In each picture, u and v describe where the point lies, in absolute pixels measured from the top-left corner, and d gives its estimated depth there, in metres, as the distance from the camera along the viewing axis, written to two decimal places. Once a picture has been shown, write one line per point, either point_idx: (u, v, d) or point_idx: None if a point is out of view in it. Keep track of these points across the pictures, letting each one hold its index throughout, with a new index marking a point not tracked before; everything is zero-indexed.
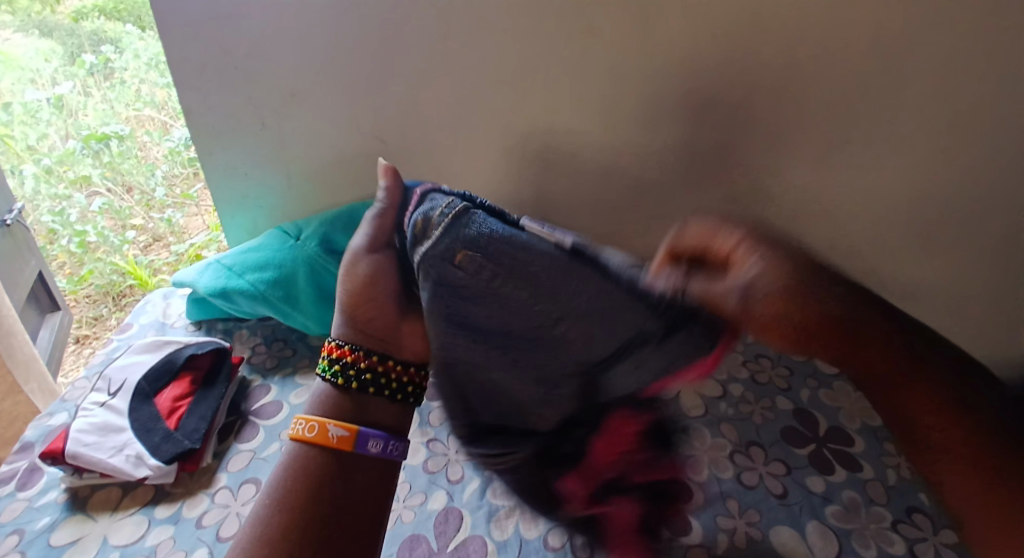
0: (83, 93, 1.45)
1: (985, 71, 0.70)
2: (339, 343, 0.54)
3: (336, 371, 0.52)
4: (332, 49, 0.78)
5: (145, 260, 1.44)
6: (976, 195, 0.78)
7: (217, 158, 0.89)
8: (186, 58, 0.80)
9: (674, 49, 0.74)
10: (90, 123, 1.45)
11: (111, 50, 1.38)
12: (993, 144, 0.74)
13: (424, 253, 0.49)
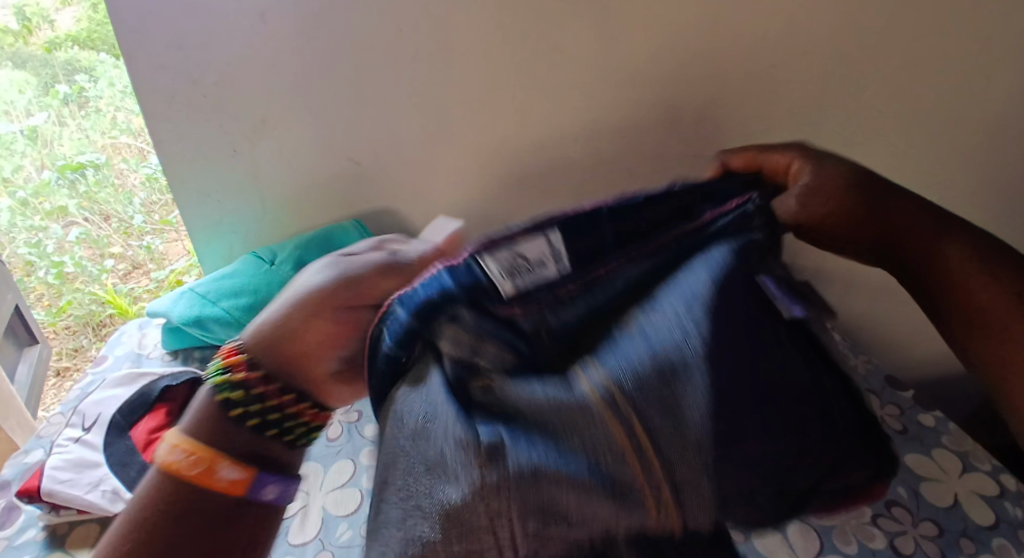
0: (58, 121, 1.45)
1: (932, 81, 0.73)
2: (237, 349, 0.42)
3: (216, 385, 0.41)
4: (299, 75, 0.79)
5: (125, 289, 1.42)
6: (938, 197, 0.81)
7: (189, 185, 0.88)
8: (154, 88, 0.80)
9: (637, 64, 0.75)
10: (67, 154, 1.43)
11: (85, 78, 1.42)
12: (948, 148, 0.77)
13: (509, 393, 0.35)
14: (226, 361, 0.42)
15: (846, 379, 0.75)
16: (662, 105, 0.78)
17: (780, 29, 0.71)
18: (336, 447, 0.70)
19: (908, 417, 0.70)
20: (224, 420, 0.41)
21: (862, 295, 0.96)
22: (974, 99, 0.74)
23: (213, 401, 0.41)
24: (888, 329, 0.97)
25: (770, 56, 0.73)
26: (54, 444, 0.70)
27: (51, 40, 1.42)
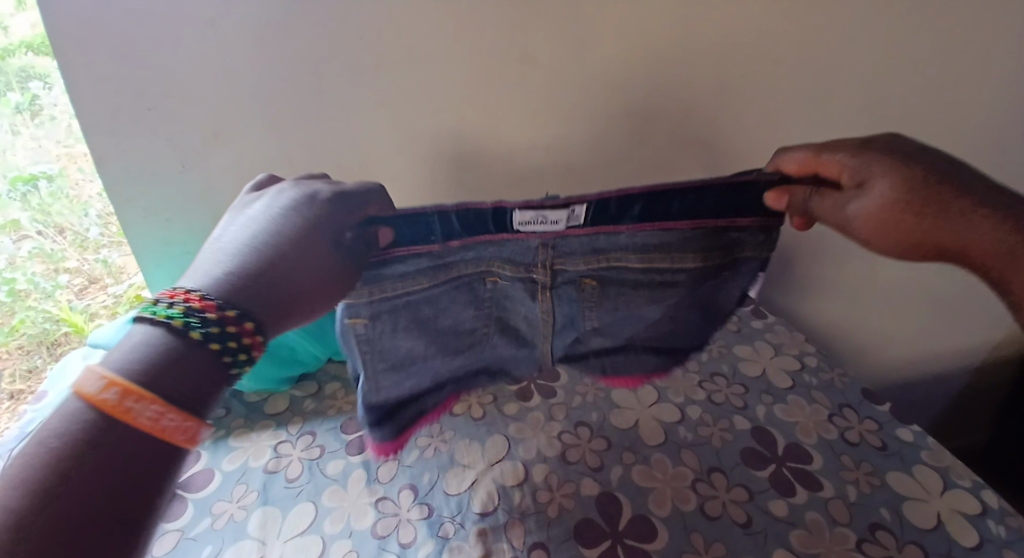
0: (11, 131, 1.06)
1: (878, 83, 0.79)
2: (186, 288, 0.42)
3: (169, 321, 0.41)
4: (253, 84, 0.74)
5: (82, 306, 1.13)
6: None
7: (135, 204, 0.82)
8: (93, 100, 0.73)
9: (606, 75, 0.76)
10: (23, 165, 1.08)
11: (40, 86, 1.00)
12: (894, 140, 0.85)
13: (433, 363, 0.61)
14: (184, 302, 0.41)
15: (823, 393, 0.74)
16: (628, 108, 0.79)
17: (737, 33, 0.74)
18: (295, 489, 0.64)
19: (887, 432, 0.69)
20: (176, 357, 0.40)
21: (834, 301, 0.98)
22: (910, 100, 0.80)
23: (155, 330, 0.41)
24: (881, 347, 1.05)
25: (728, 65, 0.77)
26: None
27: (1, 42, 0.97)
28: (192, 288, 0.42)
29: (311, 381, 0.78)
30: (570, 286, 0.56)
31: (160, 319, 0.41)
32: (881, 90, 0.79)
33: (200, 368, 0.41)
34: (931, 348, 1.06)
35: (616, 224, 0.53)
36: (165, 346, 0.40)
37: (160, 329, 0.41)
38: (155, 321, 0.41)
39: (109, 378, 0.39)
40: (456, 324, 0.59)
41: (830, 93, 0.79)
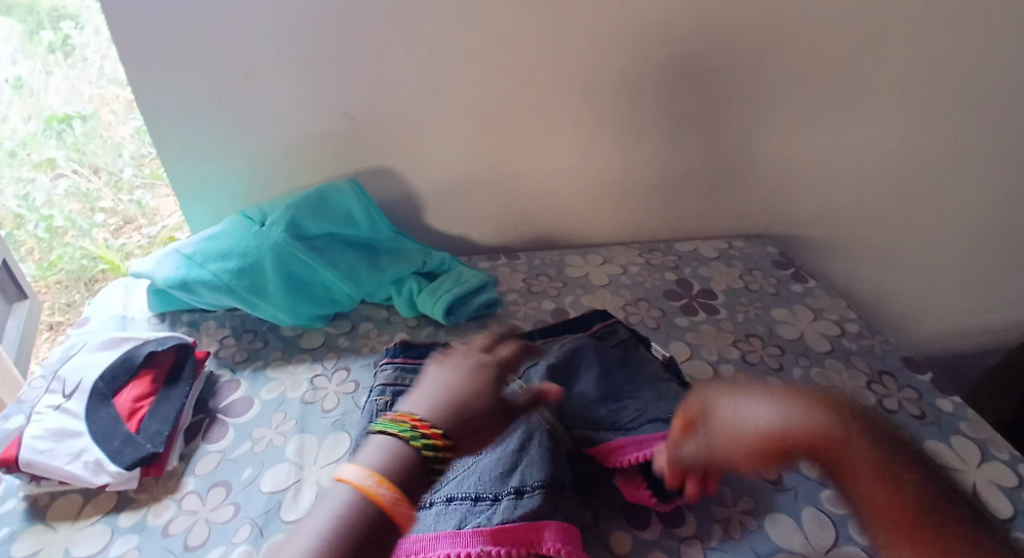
0: (45, 70, 1.07)
1: (929, 33, 0.77)
2: (425, 420, 0.47)
3: (416, 445, 0.45)
4: (290, 14, 0.73)
5: (117, 245, 1.13)
6: (937, 139, 0.86)
7: (173, 138, 0.81)
8: (136, 25, 0.72)
9: (650, 15, 0.75)
10: (55, 105, 1.09)
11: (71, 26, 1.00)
12: (946, 98, 0.82)
13: None
14: (423, 430, 0.46)
15: (862, 359, 0.74)
16: (674, 52, 0.78)
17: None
18: (332, 418, 0.65)
19: (926, 401, 0.69)
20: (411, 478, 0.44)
21: (866, 268, 0.98)
22: (960, 55, 0.79)
23: (409, 449, 0.45)
24: (916, 317, 1.04)
25: (777, 6, 0.75)
26: (32, 413, 0.61)
27: None
28: (425, 415, 0.48)
29: (345, 320, 0.79)
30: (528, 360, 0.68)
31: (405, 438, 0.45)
32: (932, 41, 0.78)
33: (415, 480, 0.44)
34: (966, 322, 1.04)
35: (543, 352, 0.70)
36: (401, 458, 0.45)
37: (401, 443, 0.46)
38: (390, 435, 0.46)
39: (371, 473, 0.44)
40: None
41: (882, 43, 0.78)
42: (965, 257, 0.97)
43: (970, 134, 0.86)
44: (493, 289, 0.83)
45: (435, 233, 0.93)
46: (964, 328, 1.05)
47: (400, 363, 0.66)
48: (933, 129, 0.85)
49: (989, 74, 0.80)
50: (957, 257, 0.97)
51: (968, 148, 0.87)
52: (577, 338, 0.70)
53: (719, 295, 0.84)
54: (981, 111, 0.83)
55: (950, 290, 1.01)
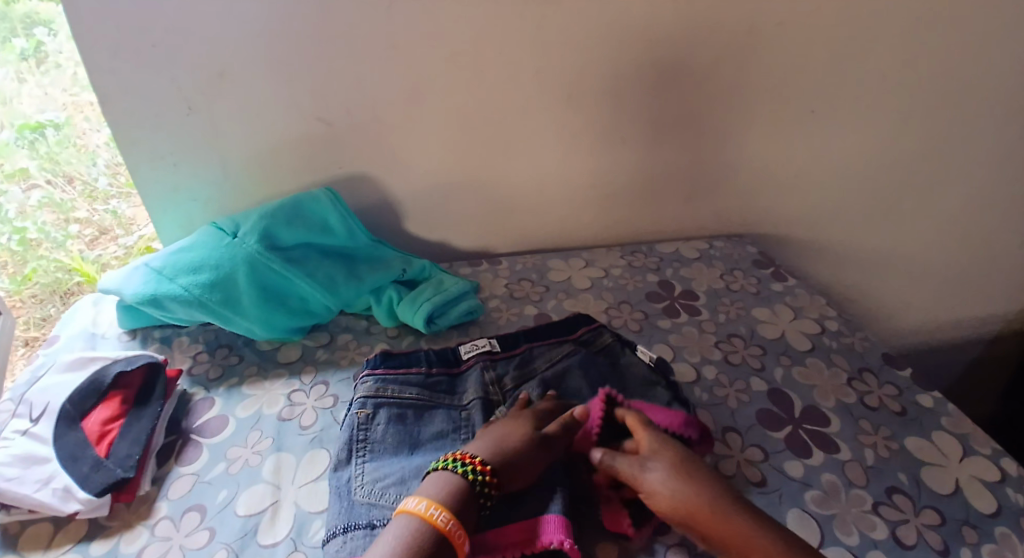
0: (17, 78, 1.04)
1: (901, 31, 0.78)
2: (468, 452, 0.54)
3: (461, 472, 0.51)
4: (258, 21, 0.71)
5: (93, 257, 1.09)
6: (911, 136, 0.87)
7: (141, 148, 0.79)
8: (98, 33, 0.70)
9: (625, 17, 0.75)
10: (27, 112, 1.06)
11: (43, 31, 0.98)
12: (919, 95, 0.83)
13: (397, 433, 0.60)
14: (467, 460, 0.52)
15: (842, 357, 0.74)
16: (649, 54, 0.78)
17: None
18: (309, 436, 0.63)
19: (907, 398, 0.69)
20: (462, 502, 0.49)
21: (844, 264, 0.99)
22: (932, 52, 0.79)
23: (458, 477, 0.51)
24: (894, 311, 1.04)
25: (751, 6, 0.75)
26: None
27: None
28: (472, 452, 0.54)
29: (323, 332, 0.78)
30: (512, 368, 0.67)
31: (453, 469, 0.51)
32: (905, 38, 0.78)
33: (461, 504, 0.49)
34: (943, 315, 1.05)
35: (529, 359, 0.68)
36: (452, 485, 0.50)
37: (449, 474, 0.51)
38: (442, 470, 0.52)
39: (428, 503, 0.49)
40: (416, 390, 0.63)
41: (855, 42, 0.78)
42: (941, 251, 0.98)
43: (943, 131, 0.86)
44: (473, 296, 0.82)
45: (414, 239, 0.92)
46: (942, 320, 1.06)
47: (385, 376, 0.64)
48: (907, 126, 0.86)
49: (960, 71, 0.81)
50: (932, 252, 0.98)
51: (941, 144, 0.87)
52: (564, 345, 0.69)
53: (700, 296, 0.84)
54: (953, 108, 0.84)
55: (926, 284, 1.02)
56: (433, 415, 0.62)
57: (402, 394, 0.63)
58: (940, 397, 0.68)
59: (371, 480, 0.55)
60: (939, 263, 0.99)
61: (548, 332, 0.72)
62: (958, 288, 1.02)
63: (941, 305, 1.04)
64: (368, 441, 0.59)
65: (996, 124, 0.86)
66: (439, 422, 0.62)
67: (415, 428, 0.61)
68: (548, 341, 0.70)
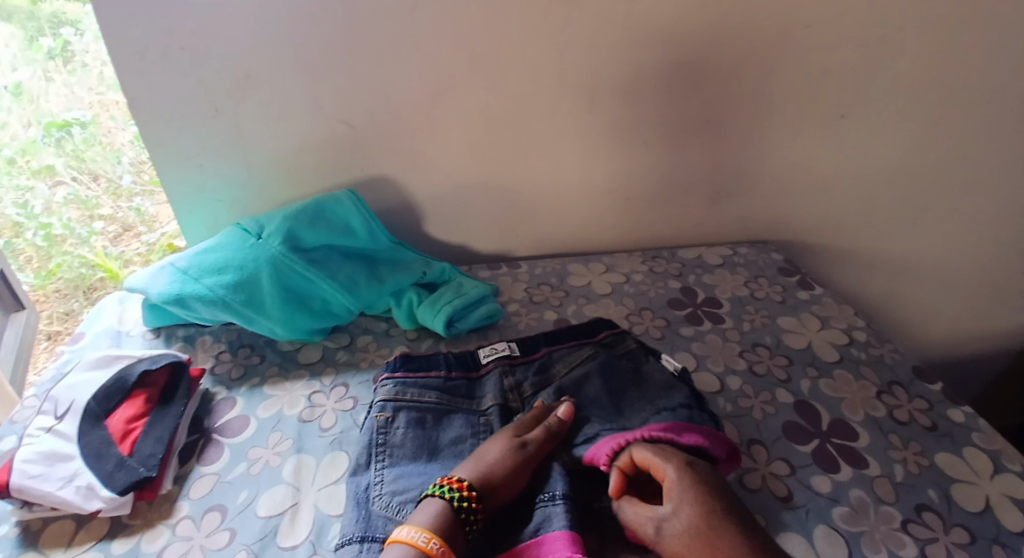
0: (44, 77, 1.03)
1: (931, 38, 0.76)
2: (458, 477, 0.53)
3: (447, 496, 0.51)
4: (286, 26, 0.71)
5: (116, 253, 1.10)
6: (941, 144, 0.85)
7: (169, 149, 0.80)
8: (129, 37, 0.71)
9: (650, 22, 0.74)
10: (54, 111, 1.06)
11: (71, 32, 0.98)
12: (950, 101, 0.81)
13: (414, 439, 0.59)
14: (453, 484, 0.52)
15: (870, 370, 0.72)
16: (673, 58, 0.77)
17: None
18: (328, 438, 0.63)
19: (937, 412, 0.67)
20: (449, 529, 0.49)
21: (870, 272, 0.97)
22: (962, 59, 0.78)
23: (444, 504, 0.50)
24: (921, 322, 1.02)
25: (778, 12, 0.74)
26: (23, 435, 0.60)
27: None
28: (457, 476, 0.54)
29: (343, 334, 0.78)
30: (533, 373, 0.67)
31: (442, 496, 0.51)
32: (935, 45, 0.77)
33: (449, 530, 0.49)
34: (973, 326, 1.03)
35: (549, 364, 0.68)
36: (437, 511, 0.50)
37: (437, 501, 0.51)
38: (432, 496, 0.51)
39: (423, 532, 0.49)
40: (434, 395, 0.63)
41: (883, 49, 0.77)
42: (970, 260, 0.96)
43: (974, 138, 0.84)
44: (493, 300, 0.81)
45: (435, 241, 0.92)
46: (972, 331, 1.04)
47: (401, 381, 0.64)
48: (937, 133, 0.84)
49: (992, 78, 0.79)
50: (962, 261, 0.96)
51: (972, 151, 0.85)
52: (586, 348, 0.68)
53: (723, 304, 0.83)
54: (984, 115, 0.82)
55: (955, 294, 0.99)
56: (451, 420, 0.62)
57: (421, 398, 0.62)
58: (974, 411, 0.66)
59: (389, 491, 0.55)
60: (967, 272, 0.97)
61: (571, 336, 0.71)
62: (986, 299, 1.00)
63: (970, 316, 1.02)
64: (387, 445, 0.59)
65: None
66: (457, 427, 0.61)
67: (432, 434, 0.60)
68: (570, 345, 0.69)
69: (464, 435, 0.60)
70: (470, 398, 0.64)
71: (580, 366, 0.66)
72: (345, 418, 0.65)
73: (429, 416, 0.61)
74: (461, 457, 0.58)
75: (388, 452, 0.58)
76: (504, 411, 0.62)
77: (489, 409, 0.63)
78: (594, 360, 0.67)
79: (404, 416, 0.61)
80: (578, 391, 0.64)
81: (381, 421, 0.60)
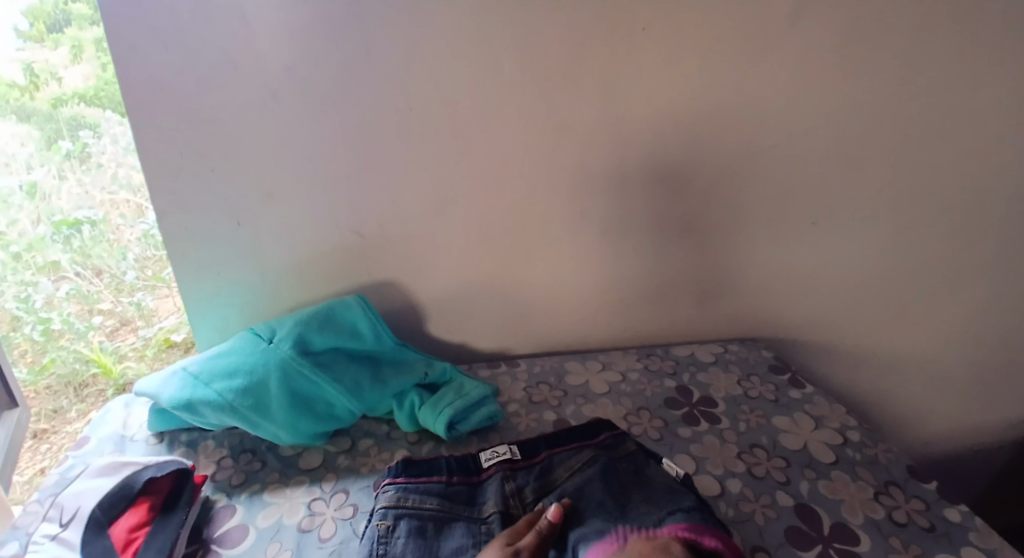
0: (58, 176, 1.02)
1: (893, 154, 0.84)
2: None
3: None
4: (309, 149, 0.78)
5: (111, 347, 1.13)
6: (915, 247, 0.90)
7: (190, 257, 0.84)
8: (164, 159, 0.77)
9: (640, 142, 0.81)
10: (65, 208, 1.04)
11: (88, 134, 0.97)
12: (919, 210, 0.88)
13: (414, 547, 0.59)
14: None
15: (867, 470, 0.73)
16: (661, 173, 0.84)
17: (767, 96, 0.80)
18: (327, 549, 0.62)
19: (935, 513, 0.67)
20: None
21: (861, 368, 0.99)
22: (924, 172, 0.85)
23: None
24: (916, 416, 1.03)
25: (754, 133, 0.82)
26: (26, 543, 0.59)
27: (53, 91, 0.95)
28: None
29: (345, 437, 0.78)
30: (534, 477, 0.67)
31: None
32: (898, 160, 0.84)
33: None
34: (967, 421, 1.04)
35: (550, 467, 0.68)
36: None
37: None
38: None
39: None
40: (435, 502, 0.63)
41: (852, 164, 0.84)
42: (956, 356, 0.98)
43: (945, 242, 0.90)
44: (494, 401, 0.83)
45: (436, 341, 0.94)
46: (968, 424, 1.05)
47: (402, 487, 0.64)
48: (910, 237, 0.89)
49: (953, 189, 0.86)
50: (947, 357, 0.98)
51: (944, 253, 0.91)
52: (586, 451, 0.69)
53: (719, 403, 0.84)
54: (951, 222, 0.88)
55: (945, 389, 1.01)
56: (451, 527, 0.62)
57: (421, 505, 0.63)
58: (973, 512, 0.66)
59: None
60: (954, 368, 1.00)
61: (572, 438, 0.72)
62: (976, 394, 1.02)
63: (963, 410, 1.03)
64: (387, 556, 0.58)
65: (993, 237, 0.90)
66: (457, 535, 0.61)
67: (432, 542, 0.60)
68: (570, 448, 0.70)
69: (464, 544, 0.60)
70: (471, 504, 0.64)
71: (581, 470, 0.67)
72: (343, 528, 0.65)
73: (429, 524, 0.61)
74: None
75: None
76: (505, 517, 0.62)
77: (490, 516, 0.63)
78: (595, 466, 0.67)
79: (404, 524, 0.61)
80: (579, 493, 0.64)
81: (381, 529, 0.60)
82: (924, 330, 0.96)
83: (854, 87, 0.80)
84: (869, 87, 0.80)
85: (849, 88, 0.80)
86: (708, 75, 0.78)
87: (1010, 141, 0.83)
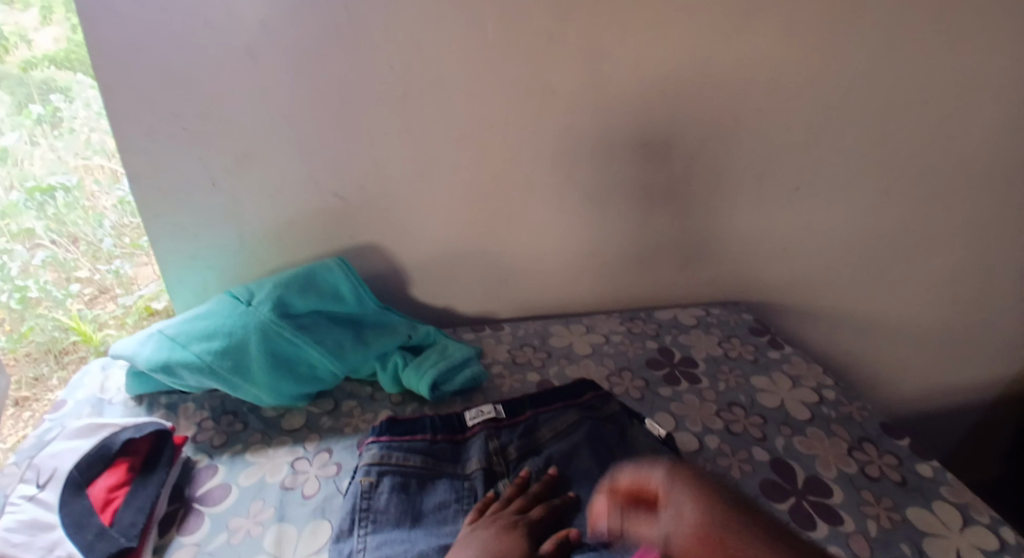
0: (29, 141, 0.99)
1: (877, 118, 0.84)
2: None
3: None
4: (287, 108, 0.76)
5: (90, 314, 1.07)
6: (896, 211, 0.91)
7: (167, 218, 0.82)
8: (138, 118, 0.74)
9: (626, 105, 0.80)
10: (37, 173, 1.01)
11: (60, 98, 0.96)
12: (901, 174, 0.88)
13: (397, 503, 0.60)
14: None
15: (841, 427, 0.75)
16: (646, 136, 0.83)
17: (755, 57, 0.78)
18: (310, 506, 0.63)
19: (906, 467, 0.69)
20: None
21: (840, 330, 1.01)
22: (908, 137, 0.85)
23: None
24: (892, 376, 1.05)
25: (740, 96, 0.81)
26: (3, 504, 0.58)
27: (25, 55, 0.94)
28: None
29: (328, 399, 0.78)
30: (517, 436, 0.68)
31: None
32: (882, 125, 0.84)
33: None
34: (940, 381, 1.06)
35: (533, 426, 0.69)
36: None
37: None
38: None
39: None
40: (417, 459, 0.64)
41: (837, 128, 0.84)
42: (932, 319, 1.00)
43: (925, 207, 0.91)
44: (477, 363, 0.83)
45: (419, 304, 0.94)
46: (942, 384, 1.07)
47: (386, 445, 0.64)
48: (891, 202, 0.90)
49: (934, 154, 0.87)
50: (923, 319, 1.00)
51: (923, 218, 0.92)
52: (570, 412, 0.70)
53: (700, 363, 0.85)
54: (931, 187, 0.89)
55: (921, 350, 1.03)
56: (434, 484, 0.62)
57: (405, 463, 0.63)
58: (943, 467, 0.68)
59: None
60: (930, 330, 1.02)
61: (556, 398, 0.72)
62: (950, 355, 1.04)
63: (937, 371, 1.05)
64: (370, 511, 0.59)
65: (972, 202, 0.91)
66: (440, 492, 0.62)
67: (415, 499, 0.61)
68: (554, 407, 0.71)
69: (447, 500, 0.61)
70: (455, 462, 0.65)
71: (565, 432, 0.68)
72: (327, 486, 0.65)
73: (411, 481, 0.62)
74: (445, 522, 0.59)
75: (371, 517, 0.58)
76: (488, 475, 0.63)
77: (472, 473, 0.63)
78: (579, 429, 0.68)
79: (387, 480, 0.61)
80: (564, 456, 0.65)
81: (364, 486, 0.61)
82: (902, 293, 0.98)
83: (841, 50, 0.79)
84: (856, 50, 0.79)
85: (836, 51, 0.79)
86: (694, 36, 0.77)
87: (992, 105, 0.84)
